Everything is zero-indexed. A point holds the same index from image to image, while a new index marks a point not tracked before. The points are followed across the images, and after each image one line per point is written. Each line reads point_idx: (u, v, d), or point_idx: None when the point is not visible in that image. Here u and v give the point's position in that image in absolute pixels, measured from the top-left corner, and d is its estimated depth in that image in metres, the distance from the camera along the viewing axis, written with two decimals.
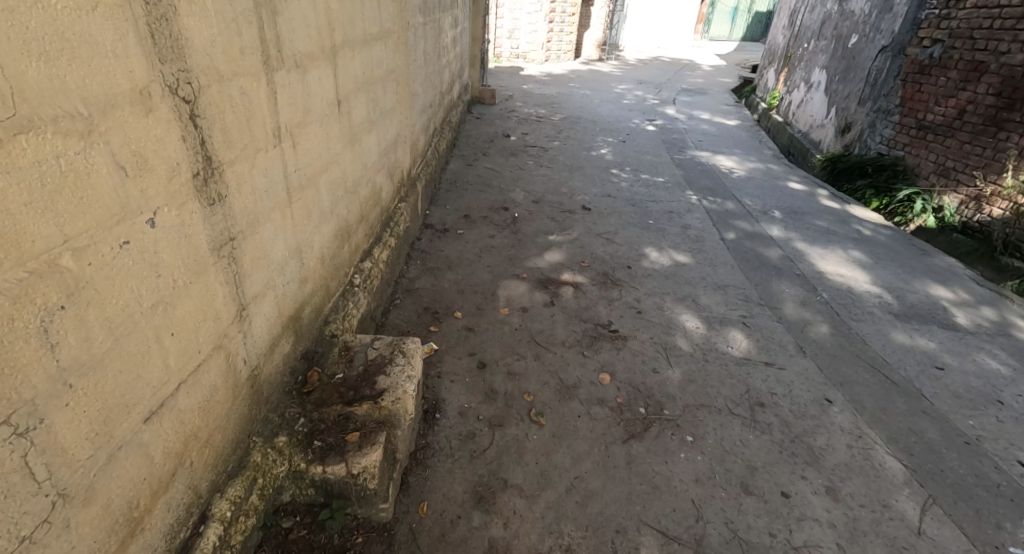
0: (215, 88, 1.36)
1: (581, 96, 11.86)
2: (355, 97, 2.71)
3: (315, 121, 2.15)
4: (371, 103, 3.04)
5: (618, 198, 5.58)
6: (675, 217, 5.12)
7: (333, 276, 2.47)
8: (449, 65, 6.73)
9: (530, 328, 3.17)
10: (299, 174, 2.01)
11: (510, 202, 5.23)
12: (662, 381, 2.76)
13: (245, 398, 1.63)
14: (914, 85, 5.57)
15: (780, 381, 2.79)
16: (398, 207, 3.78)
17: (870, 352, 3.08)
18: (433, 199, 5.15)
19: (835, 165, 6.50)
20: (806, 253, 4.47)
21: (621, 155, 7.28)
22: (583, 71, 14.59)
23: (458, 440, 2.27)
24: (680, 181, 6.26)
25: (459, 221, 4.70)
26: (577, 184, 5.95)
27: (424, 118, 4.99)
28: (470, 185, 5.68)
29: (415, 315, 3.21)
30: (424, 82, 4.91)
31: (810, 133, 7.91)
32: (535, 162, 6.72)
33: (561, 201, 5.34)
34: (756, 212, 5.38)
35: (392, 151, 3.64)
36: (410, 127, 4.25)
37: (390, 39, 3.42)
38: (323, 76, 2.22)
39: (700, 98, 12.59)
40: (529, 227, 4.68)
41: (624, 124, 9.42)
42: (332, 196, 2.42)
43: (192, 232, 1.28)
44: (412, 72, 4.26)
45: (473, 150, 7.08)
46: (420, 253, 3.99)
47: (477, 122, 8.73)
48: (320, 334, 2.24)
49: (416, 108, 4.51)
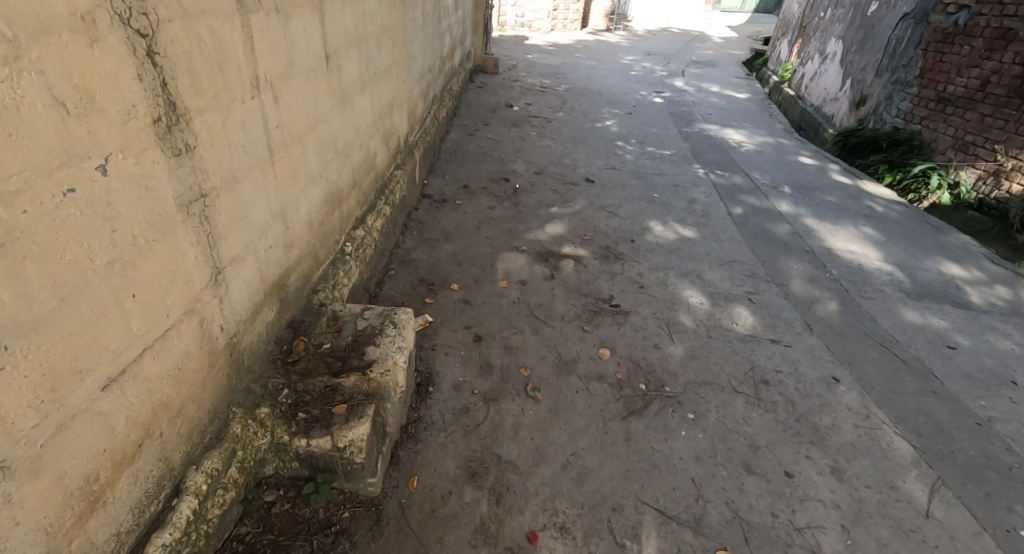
0: (178, 25, 1.25)
1: (587, 67, 11.55)
2: (344, 54, 2.57)
3: (299, 75, 2.02)
4: (364, 62, 2.90)
5: (623, 170, 5.43)
6: (681, 191, 4.97)
7: (323, 243, 2.37)
8: (450, 30, 6.50)
9: (528, 301, 3.07)
10: (282, 130, 1.89)
11: (511, 174, 5.09)
12: (663, 357, 2.67)
13: (223, 366, 1.54)
14: (936, 55, 5.37)
15: (786, 359, 2.70)
16: (394, 175, 3.65)
17: (879, 331, 2.98)
18: (432, 169, 5.01)
19: (847, 140, 6.30)
20: (815, 229, 4.34)
21: (627, 128, 7.09)
22: (589, 42, 14.20)
23: (451, 414, 2.20)
24: (687, 155, 6.08)
25: (458, 191, 4.57)
26: (581, 156, 5.79)
27: (423, 84, 4.83)
28: (470, 155, 5.53)
29: (410, 286, 3.12)
30: (423, 45, 4.72)
31: (822, 107, 7.67)
32: (539, 133, 6.54)
33: (563, 173, 5.20)
34: (765, 187, 5.23)
35: (388, 116, 3.50)
36: (407, 92, 4.10)
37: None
38: (308, 26, 2.08)
39: (709, 71, 12.25)
40: (530, 199, 4.55)
41: (631, 96, 9.17)
42: (320, 158, 2.30)
43: (153, 184, 1.20)
44: (410, 34, 4.08)
45: (474, 120, 6.90)
46: (417, 224, 3.88)
47: (479, 92, 8.50)
48: (307, 303, 2.14)
49: (414, 73, 4.34)
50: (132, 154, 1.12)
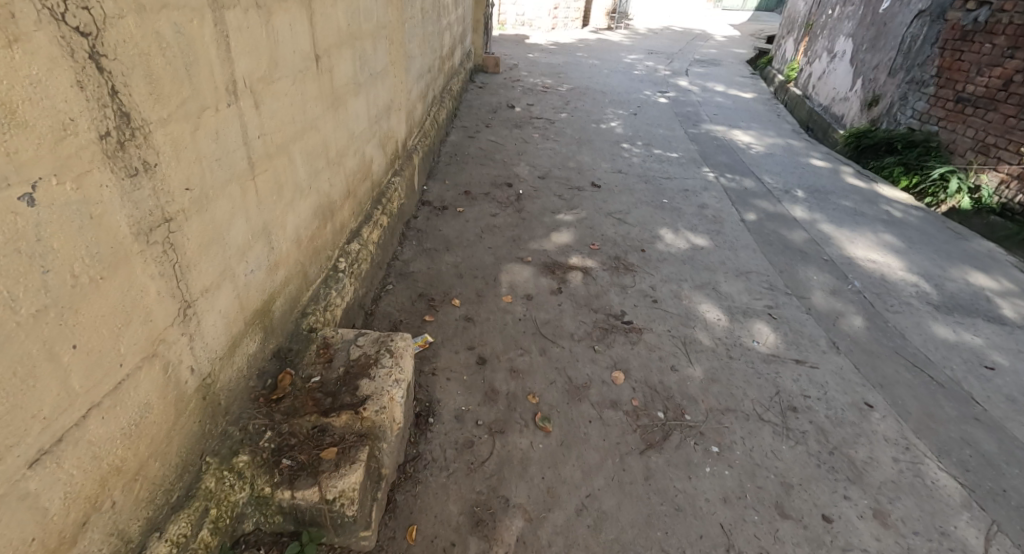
0: (133, 22, 1.06)
1: (589, 66, 11.36)
2: (337, 53, 2.38)
3: (284, 77, 1.83)
4: (358, 62, 2.70)
5: (630, 174, 5.23)
6: (690, 195, 4.78)
7: (313, 261, 2.17)
8: (450, 28, 6.31)
9: (535, 318, 2.89)
10: (265, 139, 1.69)
11: (514, 178, 4.90)
12: (682, 381, 2.48)
13: (195, 412, 1.35)
14: (954, 53, 5.17)
15: (813, 382, 2.51)
16: (391, 183, 3.46)
17: (910, 349, 2.79)
18: (432, 173, 4.82)
19: (860, 141, 6.09)
20: (833, 236, 4.14)
21: (632, 129, 6.89)
22: (591, 41, 13.99)
23: (454, 449, 2.01)
24: (695, 157, 5.88)
25: (459, 197, 4.38)
26: (586, 159, 5.60)
27: (422, 84, 4.64)
28: (472, 159, 5.34)
29: (409, 303, 2.93)
30: (422, 45, 4.52)
31: (832, 107, 7.47)
32: (541, 135, 6.34)
33: (569, 177, 5.00)
34: (777, 191, 5.02)
35: (385, 119, 3.31)
36: (405, 94, 3.91)
37: None
38: (294, 23, 1.89)
39: (714, 70, 12.04)
40: (534, 205, 4.36)
41: (635, 96, 8.97)
42: (310, 167, 2.10)
43: (100, 213, 1.01)
44: (408, 33, 3.89)
45: (475, 122, 6.70)
46: (416, 233, 3.69)
47: (480, 92, 8.32)
48: (295, 329, 1.95)
49: (412, 74, 4.15)
50: (69, 177, 0.94)
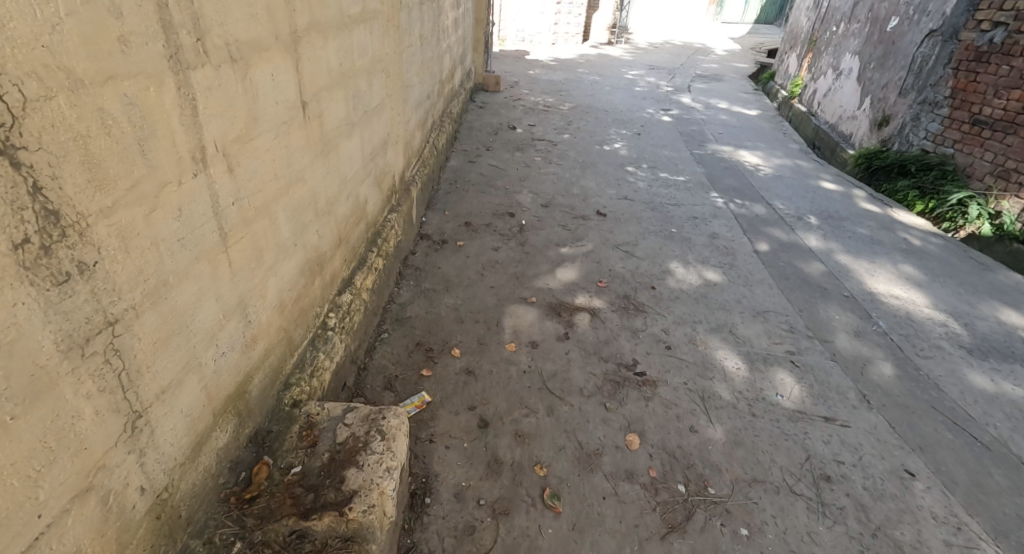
0: (66, 101, 0.89)
1: (591, 82, 11.25)
2: (328, 96, 2.21)
3: (266, 131, 1.66)
4: (351, 102, 2.54)
5: (636, 201, 5.05)
6: (700, 223, 4.59)
7: (298, 323, 1.98)
8: (449, 50, 6.17)
9: (541, 370, 2.69)
10: (241, 204, 1.52)
11: (516, 207, 4.71)
12: (703, 445, 2.28)
13: (146, 537, 1.16)
14: (968, 74, 5.00)
15: (845, 444, 2.31)
16: (386, 221, 3.28)
17: (948, 403, 2.58)
18: (432, 202, 4.65)
19: (871, 162, 5.88)
20: (852, 269, 3.88)
21: (636, 150, 6.72)
22: (592, 56, 13.91)
23: (453, 538, 1.82)
24: (702, 181, 5.70)
25: (459, 229, 4.20)
26: (590, 184, 5.42)
27: (420, 112, 4.49)
28: (472, 186, 5.17)
29: (406, 353, 2.73)
30: (421, 72, 4.37)
31: (840, 126, 7.29)
32: (544, 159, 6.17)
33: (573, 205, 4.82)
34: (789, 217, 4.79)
35: (380, 154, 3.14)
36: (403, 126, 3.75)
37: (375, 23, 2.89)
38: (278, 72, 1.72)
39: (716, 86, 11.92)
40: (538, 237, 4.17)
41: (638, 114, 8.83)
42: (295, 223, 1.92)
43: (11, 338, 0.82)
44: (405, 63, 3.73)
45: (475, 144, 6.55)
46: (413, 270, 3.51)
47: (480, 112, 8.19)
48: (276, 405, 1.76)
49: (410, 103, 3.99)
50: None
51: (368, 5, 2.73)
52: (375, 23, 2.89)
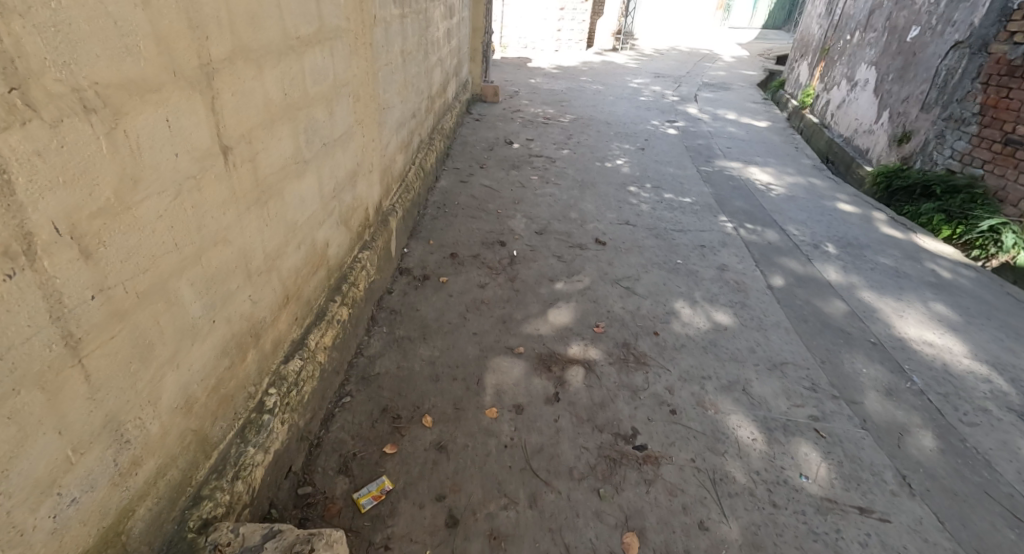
0: None
1: (593, 91, 10.90)
2: (266, 135, 1.87)
3: (157, 191, 1.32)
4: (304, 137, 2.20)
5: (638, 226, 4.68)
6: (708, 253, 4.22)
7: (218, 417, 1.63)
8: (440, 63, 5.84)
9: (525, 444, 2.32)
10: (111, 293, 1.17)
11: (507, 234, 4.36)
12: (715, 549, 1.91)
13: None
14: (999, 90, 4.61)
15: (886, 547, 1.93)
16: (355, 262, 2.92)
17: (1004, 488, 2.19)
18: (415, 230, 4.30)
19: (892, 181, 5.43)
20: (877, 308, 3.48)
21: (639, 168, 6.36)
22: (595, 64, 13.58)
23: None
24: (709, 202, 5.32)
25: (444, 262, 3.84)
26: (589, 207, 5.06)
27: (403, 133, 4.15)
28: (462, 210, 4.82)
29: (368, 423, 2.37)
30: (403, 91, 4.05)
31: (855, 140, 6.90)
32: (540, 178, 5.82)
33: (569, 232, 4.46)
34: (805, 245, 4.40)
35: (348, 188, 2.79)
36: (380, 152, 3.41)
37: (339, 44, 2.56)
38: (178, 115, 1.39)
39: (723, 94, 11.54)
40: (529, 270, 3.81)
41: (642, 126, 8.47)
42: (211, 296, 1.57)
43: None
44: (381, 83, 3.40)
45: (468, 162, 6.21)
46: (388, 314, 3.15)
47: (476, 125, 7.86)
48: (174, 534, 1.41)
49: (388, 126, 3.65)
50: None
51: (327, 23, 2.39)
52: (339, 44, 2.56)
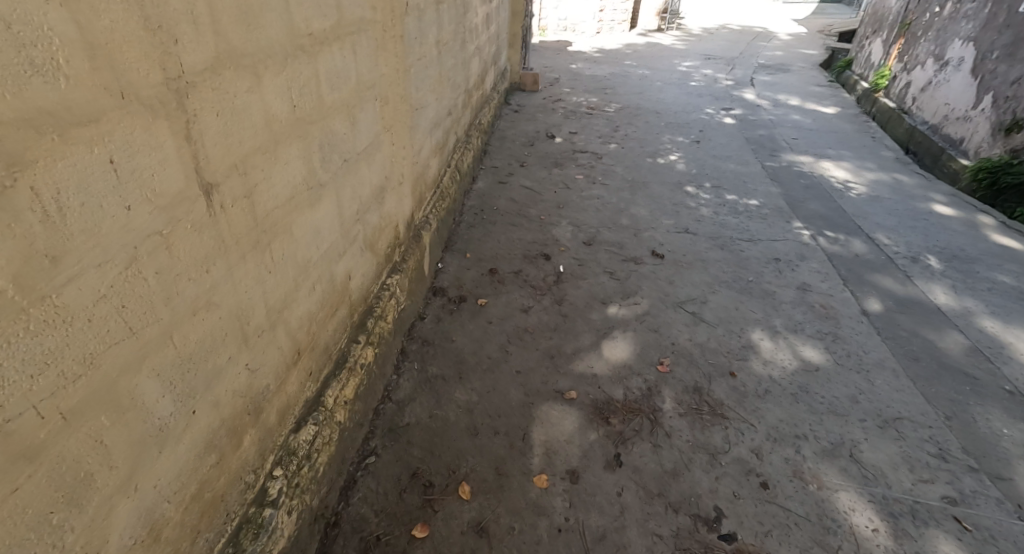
0: None
1: (639, 76, 10.24)
2: (266, 160, 1.48)
3: (94, 265, 0.93)
4: (318, 154, 1.80)
5: (699, 235, 4.19)
6: (785, 268, 3.70)
7: (198, 533, 1.27)
8: (478, 51, 5.42)
9: (585, 528, 1.91)
10: (13, 429, 0.80)
11: (552, 246, 3.94)
12: None
13: None
14: None
15: None
16: (383, 290, 2.54)
17: None
18: (450, 241, 3.93)
19: (998, 179, 4.79)
20: (1006, 343, 2.90)
21: (696, 164, 5.82)
22: (640, 46, 12.82)
23: None
24: (780, 205, 4.77)
25: (482, 280, 3.45)
26: (641, 212, 4.57)
27: (436, 134, 3.75)
28: (501, 216, 4.42)
29: (395, 493, 1.99)
30: (437, 87, 3.64)
31: (945, 128, 6.26)
32: (586, 177, 5.35)
33: (622, 243, 4.01)
34: (901, 259, 3.83)
35: (374, 206, 2.41)
36: (411, 160, 3.02)
37: (362, 40, 2.15)
38: (131, 152, 1.00)
39: (783, 77, 10.69)
40: (579, 290, 3.38)
41: (695, 115, 7.84)
42: (191, 384, 1.20)
43: None
44: (414, 81, 3.00)
45: (507, 160, 5.80)
46: (420, 346, 2.76)
47: (515, 118, 7.41)
48: None
49: (421, 129, 3.26)
50: None
51: (348, 15, 1.98)
52: (362, 39, 2.15)
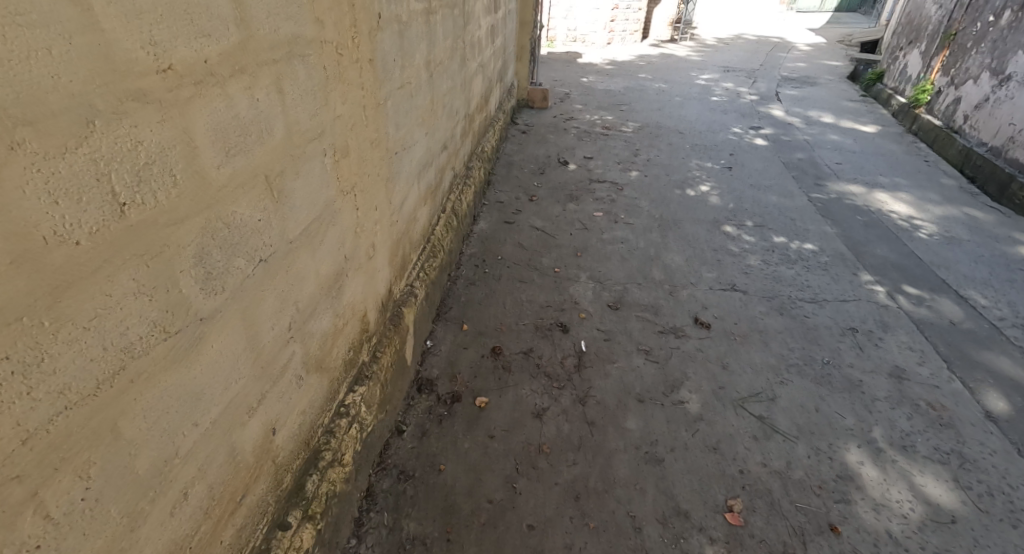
0: None
1: (656, 91, 9.54)
2: (23, 330, 0.70)
3: None
4: (192, 271, 1.02)
5: (749, 292, 3.50)
6: (866, 343, 2.99)
7: None
8: (481, 69, 4.72)
9: None
10: None
11: (571, 312, 3.24)
12: None
13: None
14: None
15: None
16: (338, 419, 1.78)
17: None
18: (444, 305, 3.21)
19: None
20: None
21: (732, 196, 5.20)
22: (653, 58, 12.12)
23: None
24: (840, 250, 4.15)
25: (482, 365, 2.71)
26: (677, 262, 3.89)
27: (428, 176, 3.03)
28: (508, 268, 3.71)
29: None
30: (428, 119, 2.92)
31: (1011, 152, 5.71)
32: (607, 216, 4.65)
33: (657, 307, 3.32)
34: (1009, 328, 3.21)
35: (323, 306, 1.66)
36: (388, 220, 2.29)
37: (297, 69, 1.40)
38: None
39: (809, 90, 10.01)
40: (607, 381, 2.65)
41: (721, 135, 7.14)
42: None
43: None
44: (394, 117, 2.28)
45: (515, 192, 5.11)
46: (394, 483, 2.02)
47: (523, 140, 6.72)
48: None
49: (405, 176, 2.53)
50: None
51: (271, 36, 1.26)
52: (298, 67, 1.40)
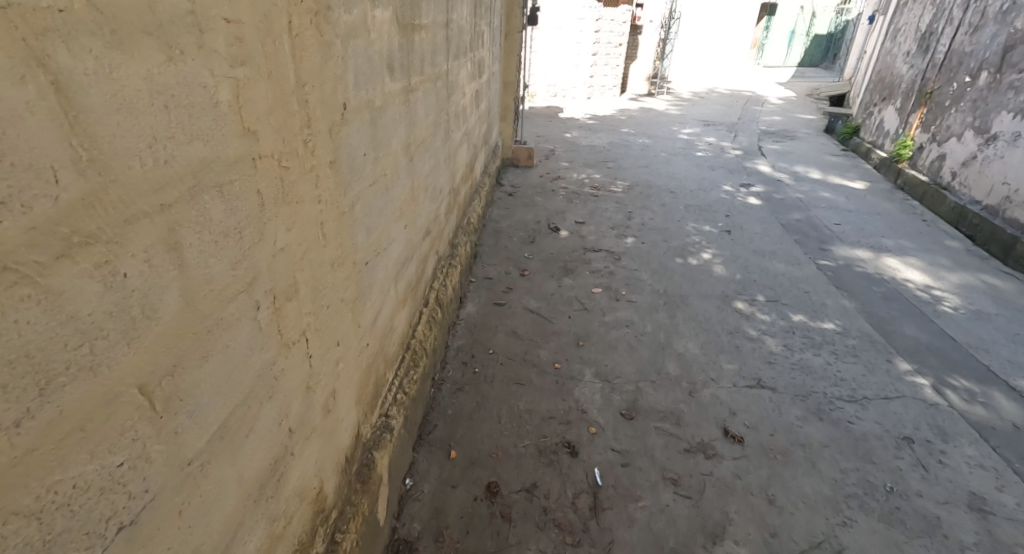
0: None
1: (639, 146, 9.40)
2: None
3: None
4: None
5: (780, 390, 3.05)
6: (929, 459, 2.54)
7: None
8: (466, 137, 4.39)
9: None
10: None
11: (579, 425, 2.73)
12: None
13: None
14: None
15: None
16: None
17: None
18: (427, 422, 2.69)
19: None
20: None
21: (736, 264, 4.85)
22: (635, 113, 12.10)
23: None
24: (866, 329, 3.76)
25: (476, 513, 2.19)
26: (691, 351, 3.45)
27: (407, 273, 2.57)
28: (501, 365, 3.22)
29: None
30: (407, 208, 2.49)
31: (1007, 211, 5.52)
32: (607, 292, 4.23)
33: (679, 414, 2.83)
34: None
35: (252, 519, 1.16)
36: (356, 349, 1.81)
37: (208, 207, 0.94)
38: None
39: (792, 145, 10.00)
40: (632, 533, 2.14)
41: (713, 194, 6.90)
42: None
43: None
44: (363, 220, 1.84)
45: (504, 265, 4.68)
46: None
47: (511, 203, 6.37)
48: None
49: (378, 284, 2.07)
50: None
51: (157, 169, 0.80)
52: (211, 204, 0.94)
